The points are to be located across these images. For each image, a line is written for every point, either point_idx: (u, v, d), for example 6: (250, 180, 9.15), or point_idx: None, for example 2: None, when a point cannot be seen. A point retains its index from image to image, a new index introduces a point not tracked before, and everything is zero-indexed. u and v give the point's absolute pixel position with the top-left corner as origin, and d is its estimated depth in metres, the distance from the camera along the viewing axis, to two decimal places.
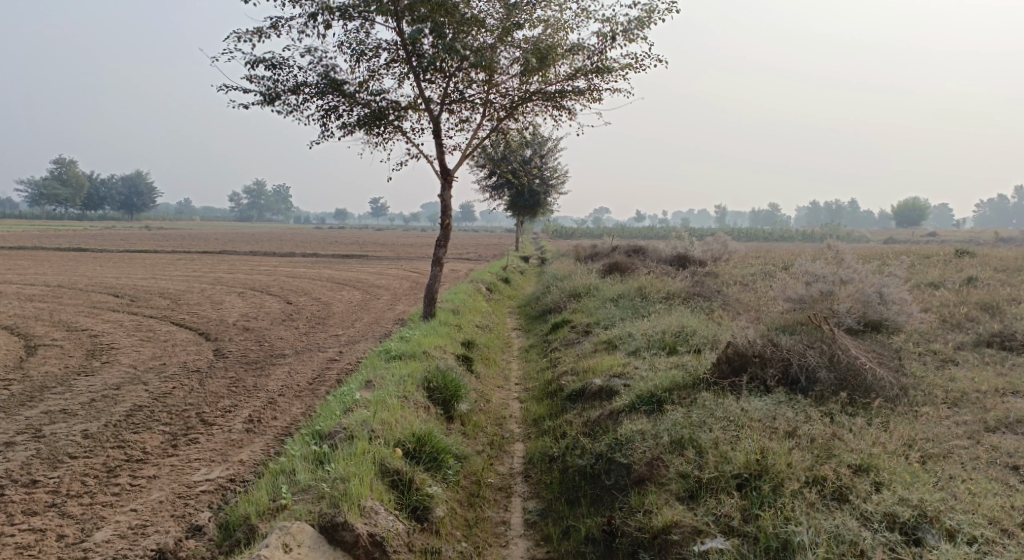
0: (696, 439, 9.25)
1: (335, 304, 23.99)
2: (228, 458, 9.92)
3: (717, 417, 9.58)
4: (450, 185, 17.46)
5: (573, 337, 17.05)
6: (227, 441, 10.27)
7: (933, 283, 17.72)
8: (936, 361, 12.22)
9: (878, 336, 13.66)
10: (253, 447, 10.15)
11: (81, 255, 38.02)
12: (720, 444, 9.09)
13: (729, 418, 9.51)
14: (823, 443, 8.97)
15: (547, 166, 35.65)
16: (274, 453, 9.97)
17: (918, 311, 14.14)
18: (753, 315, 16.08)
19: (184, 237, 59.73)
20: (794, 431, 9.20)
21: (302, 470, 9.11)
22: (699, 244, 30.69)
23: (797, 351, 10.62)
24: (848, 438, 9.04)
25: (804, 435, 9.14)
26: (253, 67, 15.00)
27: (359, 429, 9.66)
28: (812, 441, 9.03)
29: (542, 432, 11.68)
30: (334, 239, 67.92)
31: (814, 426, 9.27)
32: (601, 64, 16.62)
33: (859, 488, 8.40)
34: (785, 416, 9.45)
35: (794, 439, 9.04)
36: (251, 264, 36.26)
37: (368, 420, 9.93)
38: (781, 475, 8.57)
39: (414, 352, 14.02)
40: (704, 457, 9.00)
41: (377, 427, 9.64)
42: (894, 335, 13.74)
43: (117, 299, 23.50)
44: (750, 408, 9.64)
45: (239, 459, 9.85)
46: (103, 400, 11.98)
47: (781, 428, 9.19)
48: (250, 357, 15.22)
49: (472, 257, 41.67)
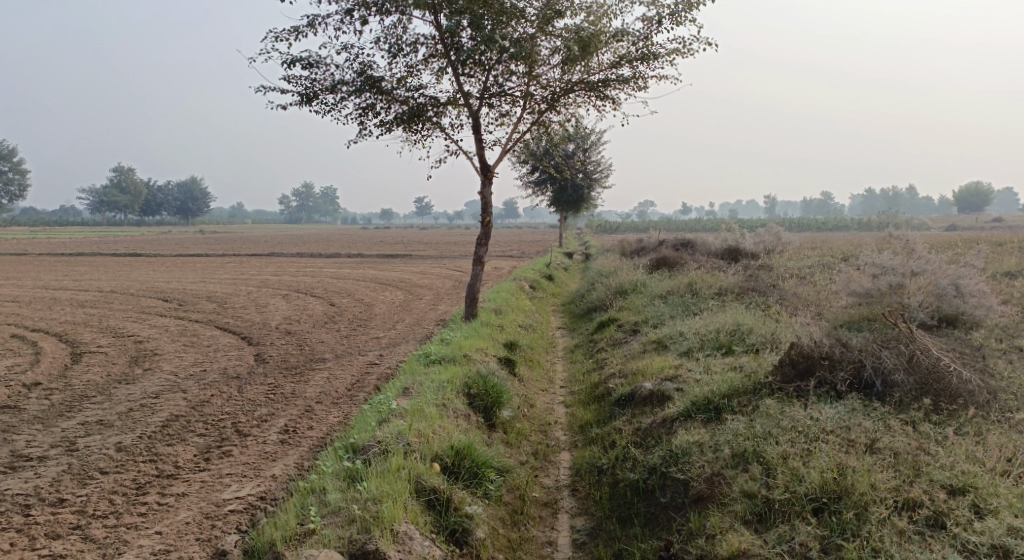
0: (762, 453, 8.48)
1: (379, 305, 23.51)
2: (260, 473, 9.35)
3: (782, 427, 8.79)
4: (491, 182, 16.80)
5: (621, 336, 16.29)
6: (260, 454, 9.70)
7: (1007, 274, 16.65)
8: (1020, 360, 11.24)
9: (953, 332, 12.70)
10: (287, 461, 9.56)
11: (133, 260, 38.15)
12: (789, 459, 8.31)
13: (798, 429, 8.71)
14: (907, 460, 8.16)
15: (591, 161, 34.84)
16: (308, 467, 9.38)
17: (997, 304, 13.14)
18: (813, 311, 15.18)
19: (236, 241, 60.06)
20: (873, 445, 8.39)
21: (332, 489, 8.52)
22: (751, 236, 29.66)
23: (870, 352, 9.80)
24: (935, 452, 8.20)
25: (883, 449, 8.33)
26: (289, 67, 14.47)
27: (393, 443, 9.05)
28: (892, 456, 8.22)
29: (590, 440, 10.97)
30: (382, 239, 67.93)
31: (895, 437, 8.45)
32: (647, 50, 15.81)
33: (954, 513, 7.57)
34: (861, 426, 8.64)
35: (872, 453, 8.23)
36: (299, 266, 36.03)
37: (404, 432, 9.30)
38: (865, 498, 7.79)
39: (455, 355, 13.39)
40: (773, 474, 8.24)
41: (412, 441, 9.02)
42: (970, 331, 12.76)
43: (164, 304, 23.28)
44: (820, 417, 8.84)
45: (271, 475, 9.27)
46: (139, 409, 11.49)
47: (859, 442, 8.38)
48: (289, 362, 14.71)
49: (516, 254, 41.02)
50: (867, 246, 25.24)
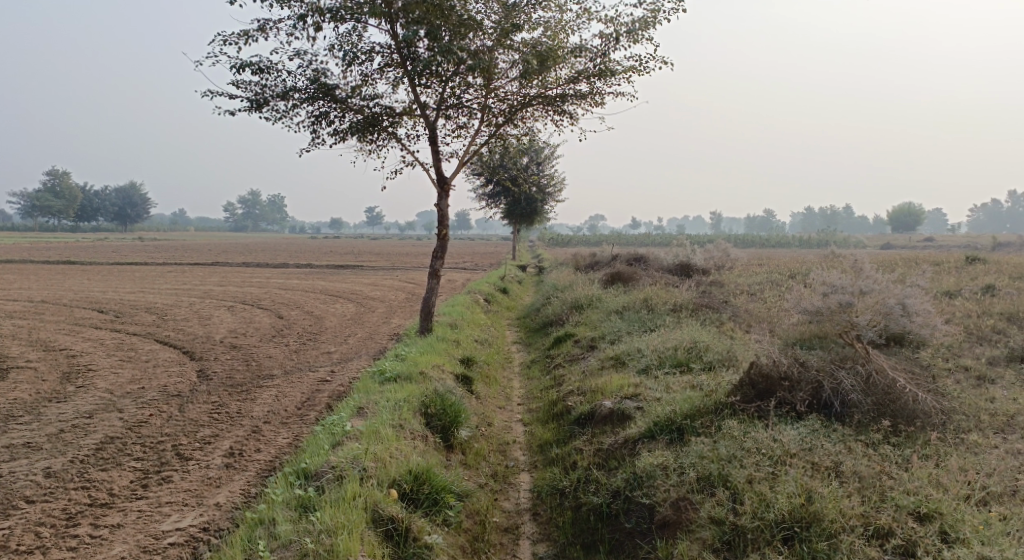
0: (729, 478, 8.46)
1: (327, 318, 23.05)
2: (202, 502, 8.97)
3: (746, 448, 8.77)
4: (447, 195, 16.58)
5: (577, 352, 16.12)
6: (202, 480, 9.32)
7: (950, 292, 16.95)
8: (969, 380, 11.36)
9: (905, 351, 12.79)
10: (231, 487, 9.20)
11: (70, 268, 37.00)
12: (756, 483, 8.30)
13: (763, 451, 8.68)
14: (872, 485, 8.18)
15: (543, 174, 34.76)
16: (253, 494, 9.03)
17: (942, 324, 13.29)
18: (767, 328, 15.20)
19: (178, 249, 58.79)
20: (837, 468, 8.41)
21: (283, 520, 8.22)
22: (701, 251, 29.81)
23: (828, 372, 9.77)
24: (899, 476, 8.24)
25: (847, 473, 8.34)
26: (240, 72, 14.10)
27: (348, 468, 8.79)
28: (857, 480, 8.25)
29: (549, 461, 10.77)
30: (330, 248, 67.10)
31: (858, 460, 8.47)
32: (604, 66, 15.74)
33: (924, 542, 7.63)
34: (824, 450, 8.62)
35: (837, 478, 8.24)
36: (244, 276, 35.28)
37: (359, 455, 9.03)
38: (834, 525, 7.83)
39: (410, 373, 13.09)
40: (741, 499, 8.24)
41: (369, 466, 8.77)
42: (918, 350, 12.88)
43: (103, 315, 22.52)
44: (783, 439, 8.80)
45: (213, 504, 8.90)
46: (72, 431, 11.00)
47: (823, 466, 8.38)
48: (236, 379, 14.26)
49: (467, 266, 40.76)
50: (815, 263, 25.52)
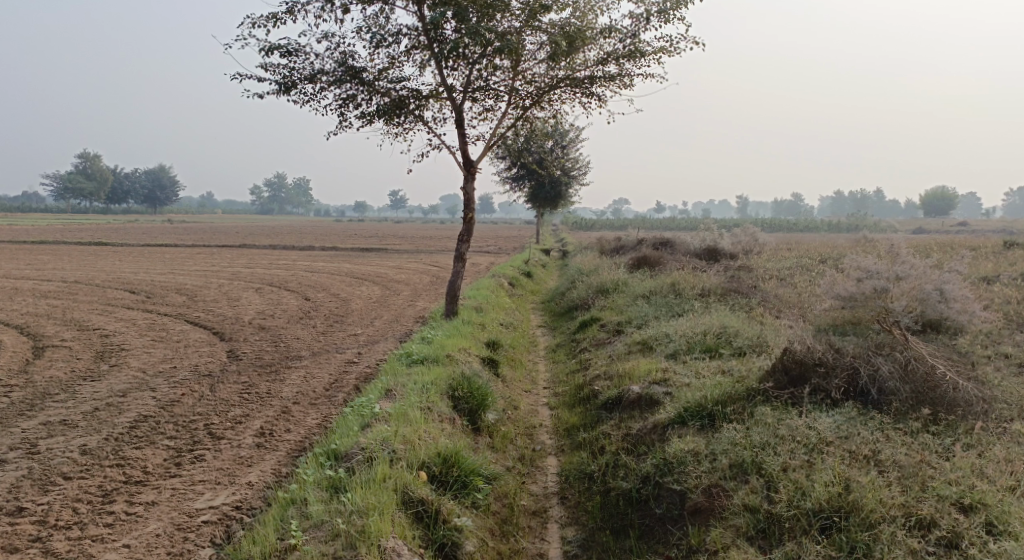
0: (763, 466, 8.39)
1: (354, 300, 23.11)
2: (234, 481, 9.00)
3: (780, 436, 8.69)
4: (474, 178, 16.51)
5: (604, 336, 16.03)
6: (234, 459, 9.35)
7: (986, 278, 16.65)
8: (1008, 367, 11.15)
9: (941, 337, 12.60)
10: (263, 467, 9.23)
11: (101, 249, 37.38)
12: (791, 472, 8.23)
13: (797, 439, 8.59)
14: (912, 474, 8.07)
15: (569, 158, 34.59)
16: (285, 474, 9.05)
17: (980, 310, 13.06)
18: (797, 313, 15.03)
19: (207, 232, 59.20)
20: (874, 456, 8.32)
21: (315, 500, 8.23)
22: (728, 235, 29.55)
23: (864, 358, 9.65)
24: (940, 466, 8.12)
25: (884, 462, 8.24)
26: (267, 55, 14.09)
27: (378, 450, 8.78)
28: (895, 469, 8.15)
29: (577, 445, 10.72)
30: (355, 232, 67.37)
31: (897, 448, 8.36)
32: (634, 47, 15.57)
33: (967, 534, 7.50)
34: (860, 438, 8.52)
35: (875, 467, 8.14)
36: (271, 259, 35.47)
37: (389, 437, 9.03)
38: (873, 515, 7.73)
39: (437, 356, 13.07)
40: (775, 487, 8.17)
41: (398, 448, 8.76)
42: (954, 336, 12.67)
43: (133, 296, 22.72)
44: (818, 426, 8.72)
45: (246, 482, 8.93)
46: (106, 409, 11.08)
47: (860, 454, 8.28)
48: (264, 360, 14.31)
49: (492, 250, 40.71)
50: (845, 248, 25.21)
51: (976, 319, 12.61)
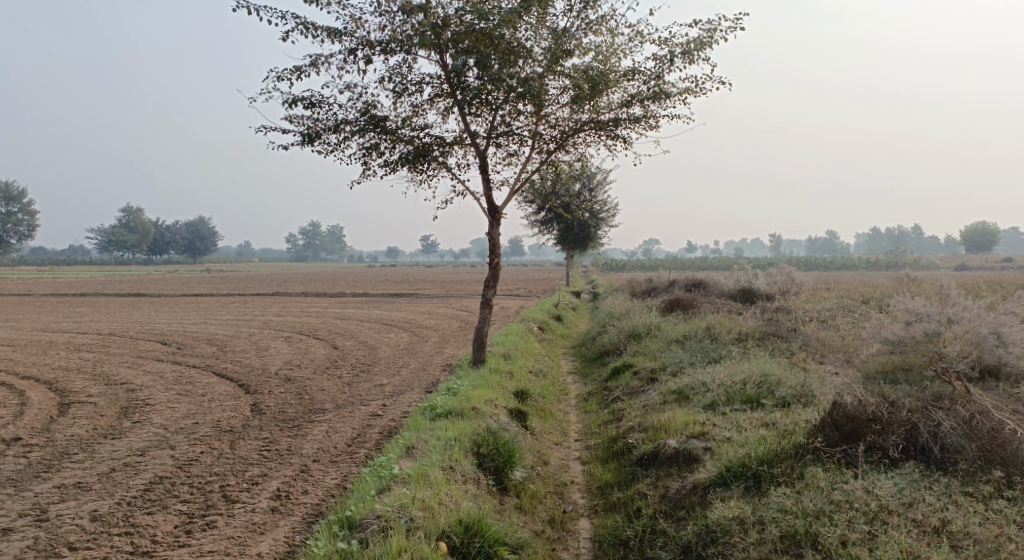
0: (819, 537, 7.83)
1: (382, 348, 22.58)
2: (245, 552, 8.44)
3: (835, 502, 8.12)
4: (499, 224, 16.02)
5: (638, 385, 15.31)
6: (247, 526, 8.78)
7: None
8: None
9: (999, 384, 11.83)
10: (276, 535, 8.66)
11: (136, 300, 37.30)
12: (850, 546, 7.67)
13: (856, 507, 8.03)
14: (989, 550, 7.47)
15: (598, 200, 34.04)
16: (297, 544, 8.47)
17: None
18: (842, 359, 14.27)
19: (240, 280, 59.31)
20: (942, 527, 7.74)
21: None
22: (762, 275, 28.74)
23: (922, 413, 9.03)
24: (1019, 539, 7.51)
25: (955, 534, 7.64)
26: (290, 107, 13.73)
27: (394, 519, 8.29)
28: (968, 543, 7.56)
29: (611, 506, 10.05)
30: (387, 277, 67.22)
31: (967, 516, 7.79)
32: (659, 89, 15.05)
33: None
34: (925, 506, 7.94)
35: (945, 540, 7.57)
36: (302, 306, 35.13)
37: (408, 504, 8.53)
38: None
39: (462, 409, 12.44)
40: None
41: (417, 518, 8.28)
42: (1012, 383, 11.90)
43: (162, 347, 22.36)
44: (877, 491, 8.15)
45: (256, 554, 8.36)
46: (121, 470, 10.57)
47: (928, 525, 7.72)
48: (286, 414, 13.74)
49: (522, 293, 40.15)
50: (886, 288, 24.34)
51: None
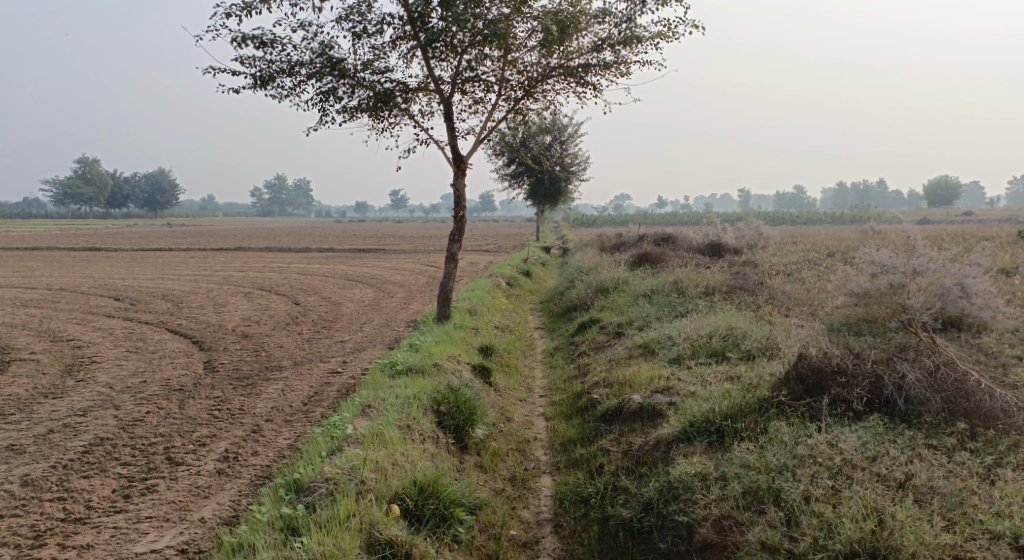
0: (781, 494, 7.65)
1: (345, 304, 22.15)
2: (187, 517, 8.15)
3: (798, 456, 7.94)
4: (463, 174, 15.59)
5: (604, 339, 15.08)
6: (189, 490, 8.48)
7: (1003, 271, 15.78)
8: None
9: (964, 336, 11.71)
10: (220, 499, 8.37)
11: (94, 255, 36.50)
12: (814, 502, 7.49)
13: (819, 461, 7.85)
14: (954, 504, 7.32)
15: (568, 154, 33.65)
16: (241, 509, 8.19)
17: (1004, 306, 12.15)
18: (807, 312, 14.10)
19: (204, 234, 58.30)
20: (907, 481, 7.57)
21: (266, 546, 7.48)
22: (731, 229, 28.58)
23: (887, 365, 8.87)
24: (983, 493, 7.36)
25: (920, 489, 7.48)
26: (242, 46, 13.16)
27: (344, 482, 8.03)
28: (932, 498, 7.40)
29: (573, 463, 9.84)
30: (353, 232, 66.44)
31: (932, 470, 7.63)
32: (629, 33, 14.63)
33: None
34: (888, 460, 7.77)
35: (910, 495, 7.40)
36: (265, 261, 34.53)
37: (358, 465, 8.28)
38: (910, 554, 7.00)
39: (422, 366, 12.14)
40: (795, 517, 7.48)
41: (367, 480, 8.03)
42: (977, 335, 11.78)
43: (117, 303, 21.83)
44: (841, 445, 7.97)
45: (199, 519, 8.08)
46: (61, 431, 10.19)
47: (891, 479, 7.56)
48: (241, 372, 13.38)
49: (491, 249, 39.75)
50: (852, 241, 24.26)
51: (998, 314, 11.68)
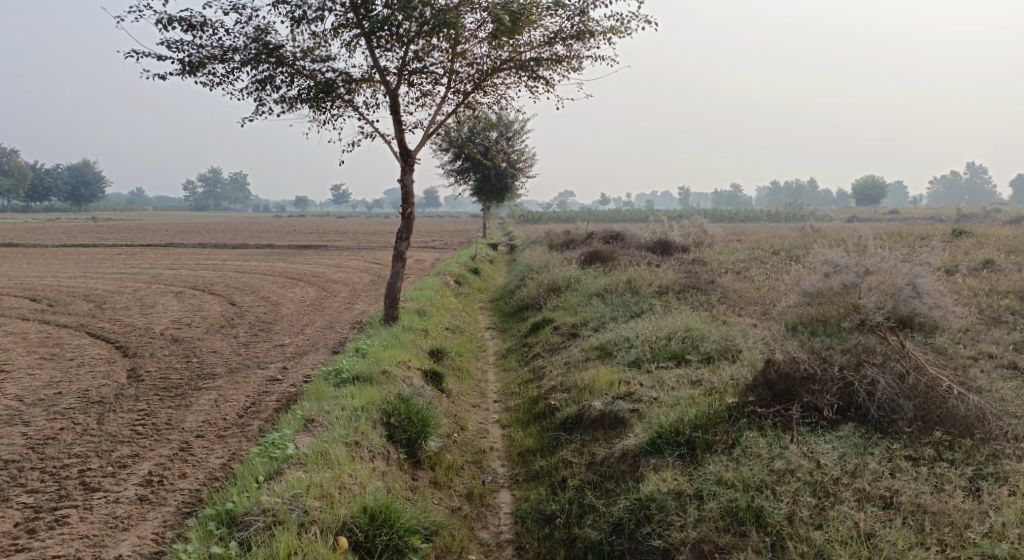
0: (763, 515, 7.35)
1: (285, 305, 21.30)
2: (102, 554, 8.25)
3: (776, 472, 7.64)
4: (411, 169, 14.97)
5: (559, 340, 14.58)
6: (104, 524, 8.57)
7: (947, 268, 15.66)
8: (996, 368, 10.01)
9: (912, 335, 11.34)
10: (136, 533, 8.47)
11: (15, 252, 34.84)
12: (798, 524, 7.19)
13: (801, 477, 7.55)
14: (946, 525, 7.06)
15: (514, 150, 33.10)
16: (161, 546, 8.31)
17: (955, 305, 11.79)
18: (761, 311, 13.79)
19: (134, 230, 56.55)
20: (891, 498, 7.32)
21: None
22: (677, 226, 28.28)
23: (855, 369, 8.52)
24: (968, 511, 7.11)
25: (907, 507, 7.22)
26: (168, 28, 12.39)
27: (289, 514, 7.58)
28: (922, 518, 7.14)
29: (533, 475, 9.33)
30: (292, 228, 65.09)
31: (915, 486, 7.36)
32: (582, 26, 14.17)
33: None
34: (870, 474, 7.50)
35: (898, 515, 7.14)
36: (199, 259, 33.33)
37: (302, 494, 7.82)
38: None
39: (370, 373, 11.54)
40: (779, 541, 7.19)
41: (312, 511, 7.56)
42: (928, 334, 11.39)
43: (35, 304, 20.66)
44: (820, 459, 7.67)
45: (116, 556, 8.19)
46: None
47: (874, 496, 7.30)
48: (171, 381, 12.59)
49: (436, 246, 39.02)
50: (798, 239, 24.13)
51: (950, 313, 11.47)
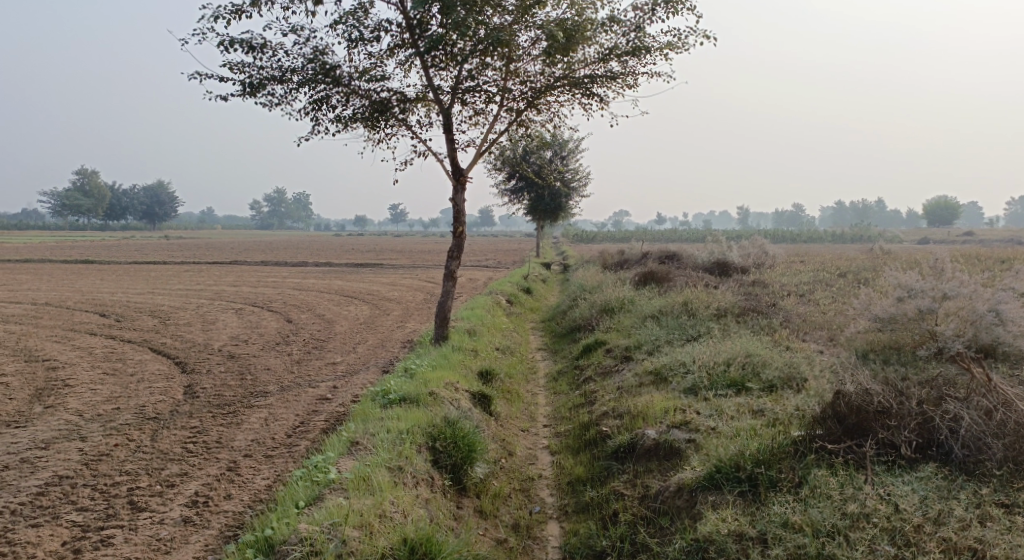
0: None
1: (339, 323, 21.17)
2: None
3: (850, 516, 7.23)
4: (464, 188, 14.69)
5: (612, 364, 14.11)
6: (149, 545, 8.34)
7: None
8: None
9: (993, 365, 10.70)
10: (187, 552, 8.25)
11: (84, 268, 35.52)
12: None
13: (878, 523, 7.14)
14: None
15: (569, 169, 32.75)
16: None
17: None
18: (826, 337, 13.20)
19: (199, 247, 57.54)
20: (982, 550, 6.84)
21: None
22: (736, 247, 27.63)
23: (936, 404, 8.02)
24: None
25: None
26: (228, 50, 12.32)
27: (326, 545, 7.24)
28: None
29: (583, 507, 8.90)
30: (350, 246, 65.63)
31: (1008, 537, 6.86)
32: (638, 42, 13.78)
33: None
34: (955, 522, 7.03)
35: None
36: (258, 276, 33.54)
37: (340, 523, 7.47)
38: None
39: (417, 395, 11.21)
40: None
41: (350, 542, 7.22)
42: (1009, 365, 10.73)
43: (99, 319, 20.83)
44: (898, 503, 7.24)
45: None
46: (25, 465, 9.83)
47: (964, 548, 6.84)
48: (223, 398, 12.43)
49: (491, 265, 38.78)
50: (864, 262, 23.31)
51: None
